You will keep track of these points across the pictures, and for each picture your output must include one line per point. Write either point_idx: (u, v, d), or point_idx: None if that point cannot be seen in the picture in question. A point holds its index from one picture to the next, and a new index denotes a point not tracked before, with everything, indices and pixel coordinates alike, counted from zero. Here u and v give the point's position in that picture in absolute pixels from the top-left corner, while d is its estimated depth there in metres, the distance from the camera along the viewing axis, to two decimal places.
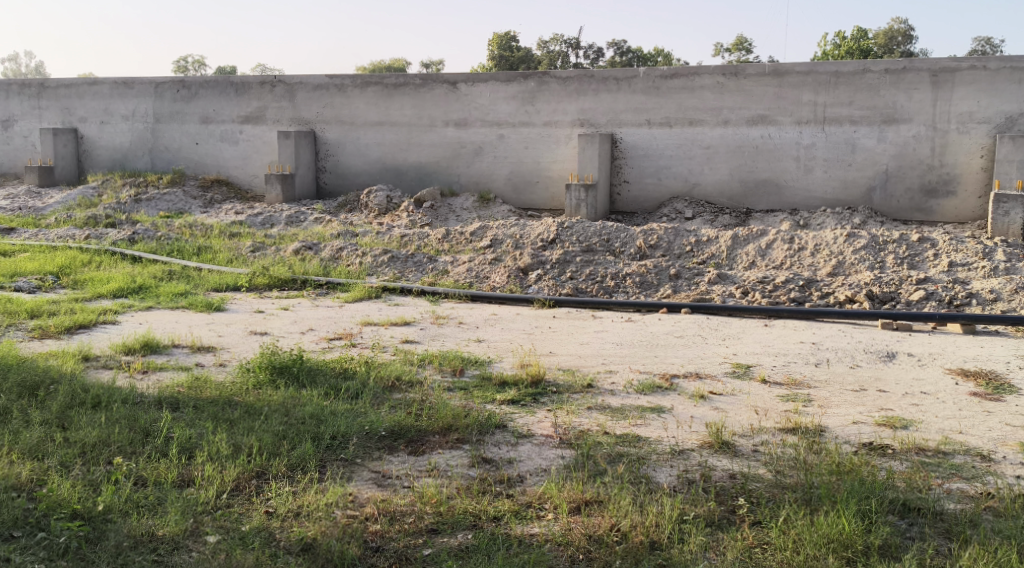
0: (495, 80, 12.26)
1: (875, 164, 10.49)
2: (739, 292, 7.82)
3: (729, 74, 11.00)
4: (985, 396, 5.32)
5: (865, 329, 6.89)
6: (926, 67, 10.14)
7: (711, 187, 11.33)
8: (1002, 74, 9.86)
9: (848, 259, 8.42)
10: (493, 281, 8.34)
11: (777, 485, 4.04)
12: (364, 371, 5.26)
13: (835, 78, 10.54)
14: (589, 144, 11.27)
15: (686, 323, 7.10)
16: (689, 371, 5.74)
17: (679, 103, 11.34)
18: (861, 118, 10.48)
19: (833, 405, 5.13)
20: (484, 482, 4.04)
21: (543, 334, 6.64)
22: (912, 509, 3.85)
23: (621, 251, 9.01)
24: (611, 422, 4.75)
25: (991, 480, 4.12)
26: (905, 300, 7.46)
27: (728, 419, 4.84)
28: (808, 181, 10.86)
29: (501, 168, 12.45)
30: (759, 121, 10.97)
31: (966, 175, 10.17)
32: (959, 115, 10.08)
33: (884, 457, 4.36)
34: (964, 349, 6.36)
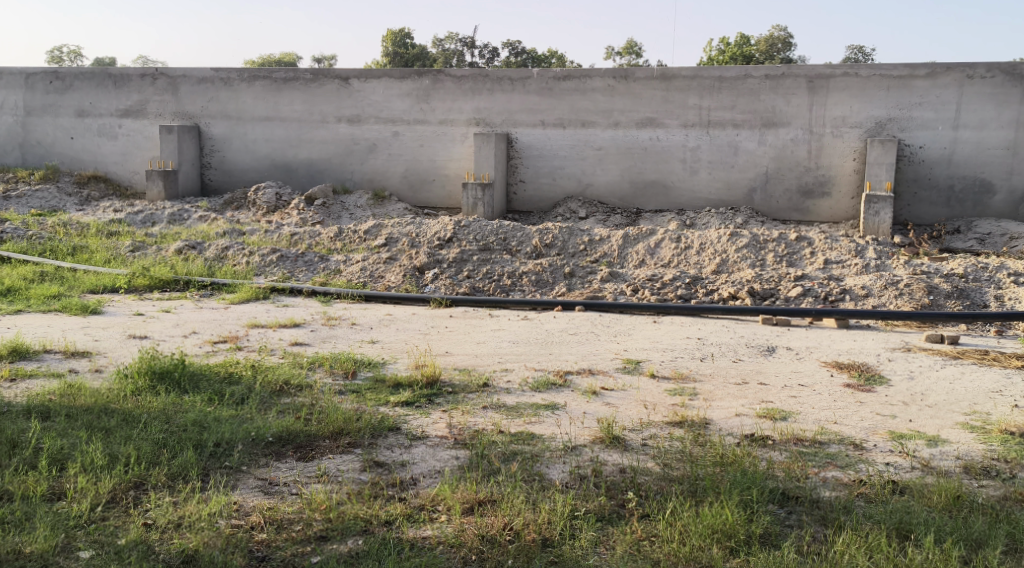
0: (389, 76, 12.14)
1: (757, 166, 10.89)
2: (630, 290, 7.99)
3: (619, 76, 11.21)
4: (857, 388, 5.59)
5: (747, 325, 7.15)
6: (802, 74, 10.58)
7: (603, 187, 11.54)
8: (872, 81, 10.36)
9: (732, 257, 8.71)
10: (387, 281, 8.25)
11: (664, 478, 4.13)
12: (251, 376, 5.12)
13: (719, 82, 10.87)
14: (484, 143, 11.28)
15: (579, 320, 7.20)
16: (582, 367, 5.83)
17: (572, 104, 11.48)
18: (743, 122, 10.86)
19: (718, 398, 5.29)
20: (375, 486, 3.99)
21: (438, 334, 6.60)
22: (790, 497, 4.02)
23: (517, 250, 9.06)
24: (505, 421, 4.76)
25: (863, 467, 4.33)
26: (784, 296, 7.76)
27: (619, 414, 4.94)
28: (694, 182, 11.17)
29: (395, 167, 12.35)
30: (648, 124, 11.23)
31: (840, 177, 10.65)
32: (834, 120, 10.55)
33: (765, 448, 4.52)
34: (839, 343, 6.66)
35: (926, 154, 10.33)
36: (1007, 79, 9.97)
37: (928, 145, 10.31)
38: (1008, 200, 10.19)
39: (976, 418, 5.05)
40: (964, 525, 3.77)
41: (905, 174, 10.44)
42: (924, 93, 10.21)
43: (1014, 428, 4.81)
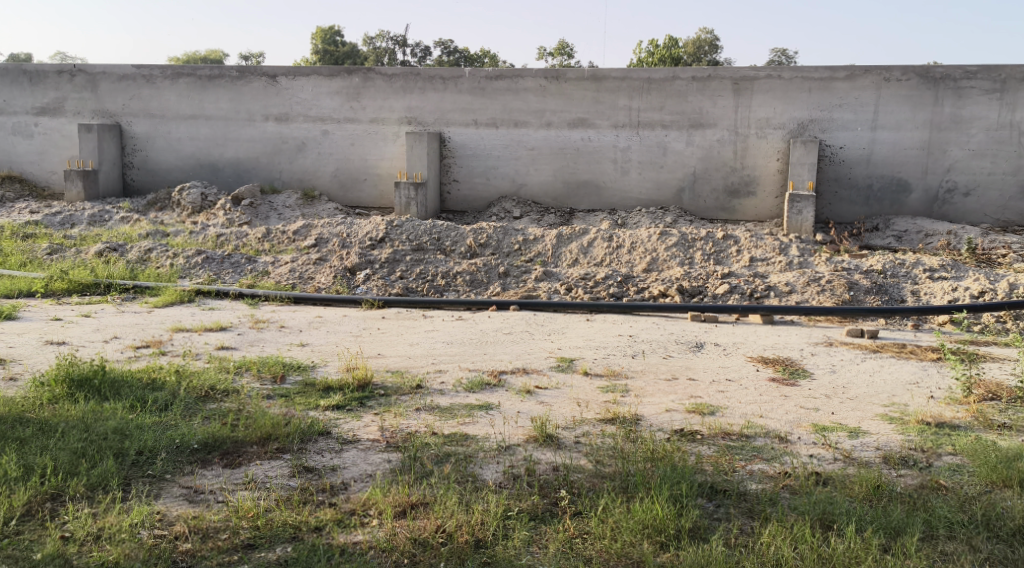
0: (317, 75, 11.99)
1: (685, 166, 11.07)
2: (564, 289, 8.03)
3: (550, 77, 11.27)
4: (782, 382, 5.73)
5: (677, 322, 7.27)
6: (728, 76, 10.78)
7: (536, 187, 11.59)
8: (794, 83, 10.61)
9: (662, 256, 8.83)
10: (317, 282, 8.15)
11: (596, 475, 4.17)
12: (175, 381, 4.99)
13: (648, 84, 11.01)
14: (416, 142, 11.22)
15: (513, 320, 7.21)
16: (516, 366, 5.84)
17: (504, 104, 11.50)
18: (672, 123, 11.02)
19: (648, 395, 5.36)
20: (305, 492, 3.94)
21: (370, 336, 6.54)
22: (719, 491, 4.10)
23: (451, 250, 9.04)
24: (438, 422, 4.74)
25: (788, 459, 4.44)
26: (711, 293, 7.91)
27: (553, 412, 4.96)
28: (625, 182, 11.29)
29: (325, 167, 12.19)
30: (579, 124, 11.32)
31: (765, 177, 10.88)
32: (759, 121, 10.77)
33: (694, 443, 4.60)
34: (765, 339, 6.81)
35: (846, 154, 10.62)
36: (922, 81, 10.29)
37: (848, 145, 10.60)
38: (923, 198, 10.52)
39: (895, 409, 5.22)
40: (884, 514, 3.89)
41: (827, 173, 10.71)
42: (844, 95, 10.50)
43: (930, 419, 4.98)
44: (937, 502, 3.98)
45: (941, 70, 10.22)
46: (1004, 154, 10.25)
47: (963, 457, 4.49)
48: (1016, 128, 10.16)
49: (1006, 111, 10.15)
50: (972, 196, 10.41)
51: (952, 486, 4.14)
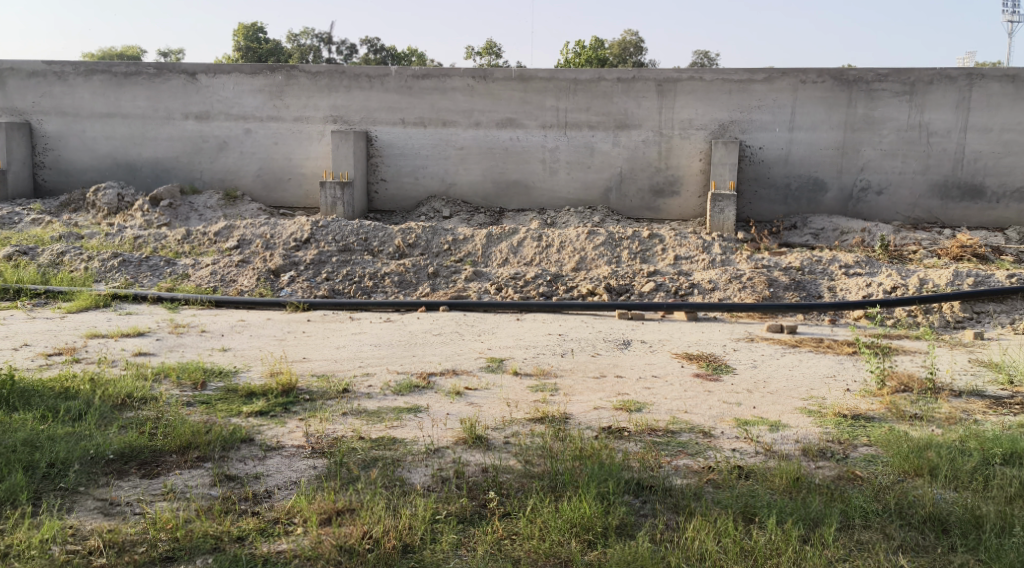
0: (239, 72, 11.74)
1: (612, 166, 11.18)
2: (494, 289, 8.03)
3: (478, 77, 11.27)
4: (706, 377, 5.84)
5: (605, 320, 7.35)
6: (652, 77, 10.92)
7: (465, 187, 11.57)
8: (716, 85, 10.81)
9: (590, 255, 8.90)
10: (240, 285, 7.99)
11: (525, 475, 4.17)
12: (89, 390, 4.83)
13: (574, 84, 11.10)
14: (342, 141, 11.09)
15: (443, 321, 7.18)
16: (445, 368, 5.81)
17: (431, 103, 11.45)
18: (598, 123, 11.12)
19: (577, 393, 5.40)
20: (227, 501, 3.85)
21: (295, 340, 6.44)
22: (645, 487, 4.15)
23: (378, 250, 8.96)
24: (366, 426, 4.69)
25: (712, 454, 4.53)
26: (638, 292, 8.02)
27: (482, 413, 4.95)
28: (553, 182, 11.36)
29: (247, 167, 11.95)
30: (507, 124, 11.34)
31: (689, 177, 11.07)
32: (683, 122, 10.95)
33: (621, 439, 4.65)
34: (689, 335, 6.93)
35: (765, 155, 10.89)
36: (836, 84, 10.59)
37: (767, 146, 10.86)
38: (839, 197, 10.83)
39: (813, 402, 5.37)
40: (803, 505, 3.99)
41: (747, 173, 10.96)
42: (763, 97, 10.75)
43: (846, 411, 5.14)
44: (853, 493, 4.10)
45: (854, 73, 10.54)
46: (914, 155, 10.58)
47: (877, 447, 4.64)
48: (924, 129, 10.49)
49: (915, 113, 10.47)
50: (884, 194, 10.74)
51: (867, 476, 4.27)
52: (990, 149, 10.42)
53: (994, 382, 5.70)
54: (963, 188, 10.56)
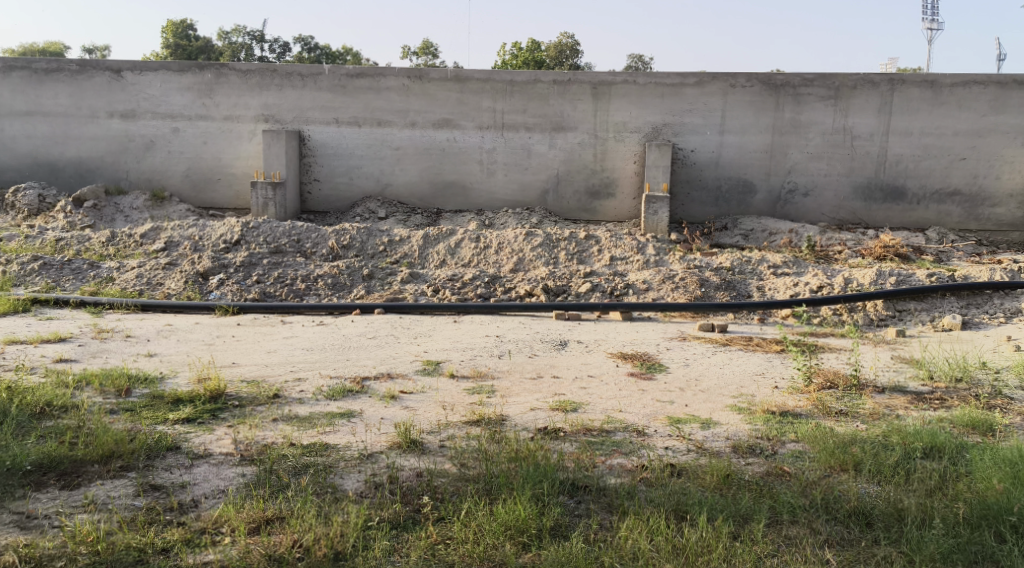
0: (166, 70, 11.46)
1: (548, 168, 11.23)
2: (430, 290, 7.99)
3: (413, 77, 11.20)
4: (640, 376, 5.90)
5: (542, 321, 7.38)
6: (587, 80, 10.99)
7: (401, 188, 11.49)
8: (649, 88, 10.94)
9: (527, 256, 8.91)
10: (167, 288, 7.80)
11: (460, 478, 4.16)
12: (6, 399, 4.65)
13: (510, 86, 11.11)
14: (274, 141, 10.92)
15: (378, 323, 7.12)
16: (380, 372, 5.75)
17: (365, 103, 11.34)
18: (534, 125, 11.16)
19: (514, 394, 5.40)
20: (151, 512, 3.76)
21: (225, 344, 6.31)
22: (580, 487, 4.17)
23: (312, 252, 8.85)
24: (297, 432, 4.62)
25: (645, 452, 4.57)
26: (575, 292, 8.06)
27: (417, 417, 4.92)
28: (490, 183, 11.36)
29: (176, 167, 11.68)
30: (443, 125, 11.29)
31: (623, 179, 11.17)
32: (617, 125, 11.06)
33: (557, 440, 4.66)
34: (624, 335, 7.00)
35: (697, 157, 11.07)
36: (765, 88, 10.81)
37: (699, 149, 11.05)
38: (768, 199, 11.06)
39: (743, 400, 5.46)
40: (733, 502, 4.06)
41: (679, 176, 11.13)
42: (694, 101, 10.92)
43: (775, 408, 5.25)
44: (781, 489, 4.18)
45: (782, 78, 10.77)
46: (839, 157, 10.86)
47: (805, 443, 4.74)
48: (848, 133, 10.77)
49: (840, 117, 10.74)
50: (811, 196, 11.00)
51: (795, 472, 4.36)
52: (911, 152, 10.74)
53: (915, 378, 5.88)
54: (885, 190, 10.87)
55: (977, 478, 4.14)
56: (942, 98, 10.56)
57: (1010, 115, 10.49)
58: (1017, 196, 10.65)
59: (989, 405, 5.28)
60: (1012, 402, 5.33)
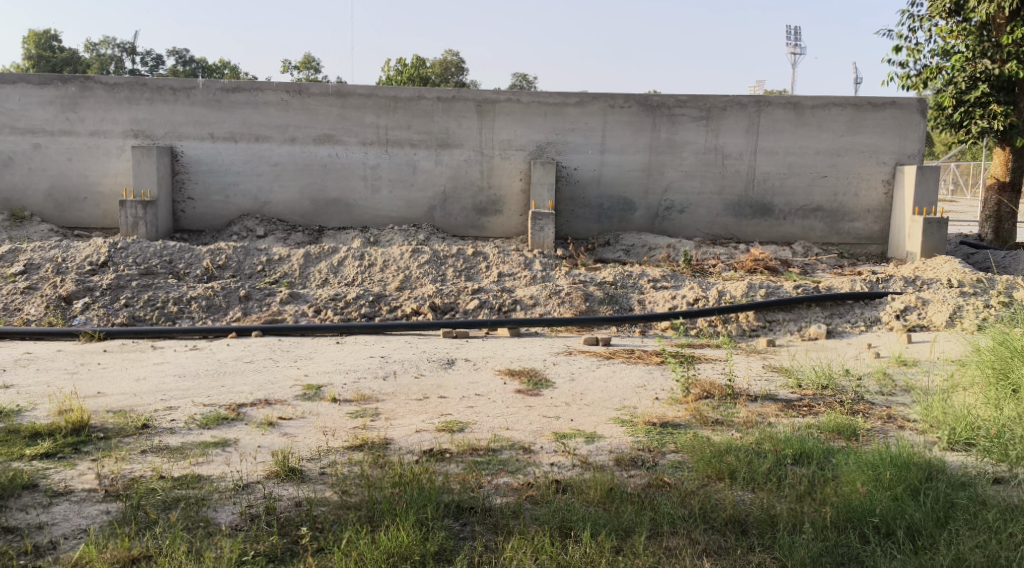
0: (26, 82, 10.88)
1: (434, 185, 11.19)
2: (311, 311, 7.82)
3: (293, 92, 11.00)
4: (527, 393, 5.91)
5: (428, 340, 7.33)
6: (471, 97, 11.03)
7: (281, 205, 11.23)
8: (532, 107, 11.06)
9: (413, 273, 8.78)
10: (26, 314, 7.53)
11: (341, 506, 4.06)
12: None
13: (393, 102, 11.04)
14: (145, 158, 10.48)
15: (256, 347, 6.91)
16: (258, 398, 5.56)
17: (243, 118, 11.05)
18: (419, 141, 11.12)
19: (399, 416, 5.33)
20: (4, 557, 3.56)
21: (89, 373, 5.99)
22: (465, 509, 4.14)
23: (185, 273, 8.53)
24: (167, 464, 4.41)
25: (531, 470, 4.58)
26: (462, 310, 8.04)
27: (296, 444, 4.78)
28: (375, 200, 11.23)
29: (37, 184, 11.07)
30: (324, 141, 11.11)
31: (509, 196, 11.23)
32: (502, 142, 11.12)
33: (443, 461, 4.62)
34: (511, 351, 7.02)
35: (580, 175, 11.26)
36: (642, 108, 11.12)
37: (581, 167, 11.25)
38: (647, 215, 11.35)
39: (625, 412, 5.56)
40: (616, 515, 4.11)
41: (563, 193, 11.30)
42: (576, 120, 11.12)
43: (655, 419, 5.36)
44: (662, 500, 4.26)
45: (658, 99, 11.10)
46: (712, 175, 11.25)
47: (684, 453, 4.85)
48: (720, 152, 11.18)
49: (712, 137, 11.15)
50: (686, 213, 11.36)
51: (674, 483, 4.46)
52: (778, 170, 11.22)
53: (784, 387, 6.12)
54: (755, 206, 11.32)
55: (842, 481, 4.33)
56: (806, 119, 11.09)
57: (865, 135, 11.10)
58: (874, 211, 11.28)
59: (852, 410, 5.55)
60: (873, 407, 5.62)
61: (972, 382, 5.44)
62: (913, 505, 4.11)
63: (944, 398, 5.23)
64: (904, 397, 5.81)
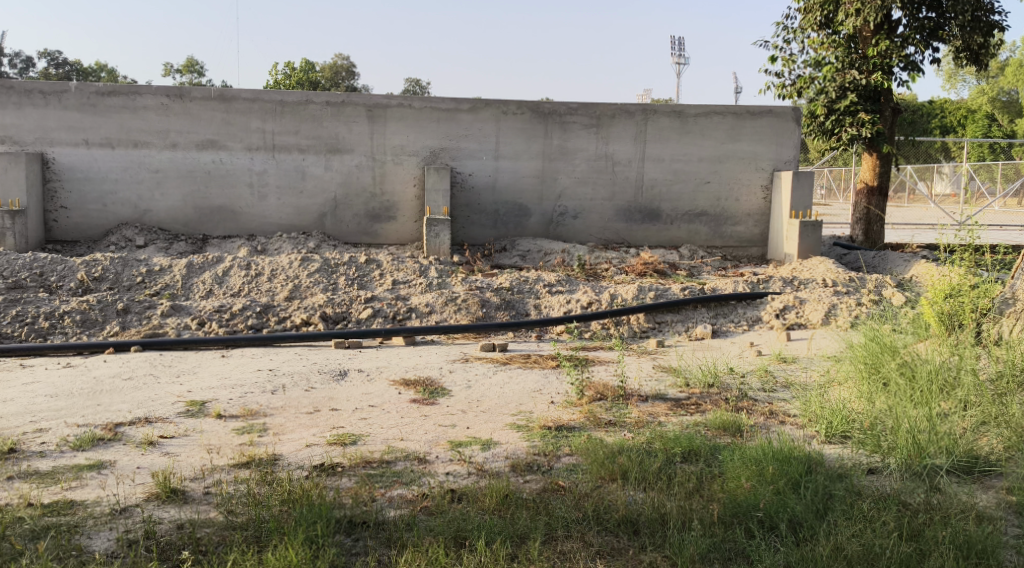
0: None
1: (324, 191, 11.00)
2: (195, 324, 7.55)
3: (173, 96, 10.61)
4: (422, 402, 5.86)
5: (319, 351, 7.19)
6: (361, 102, 10.88)
7: (163, 213, 10.81)
8: (423, 113, 10.99)
9: (304, 282, 8.55)
10: None
11: (227, 527, 3.92)
12: None
13: (279, 107, 10.78)
14: (12, 165, 9.93)
15: (136, 362, 6.63)
16: (137, 417, 5.32)
17: (120, 123, 10.59)
18: (307, 147, 10.90)
19: (288, 431, 5.19)
20: None
21: None
22: (357, 524, 4.06)
23: (58, 286, 8.12)
24: (37, 491, 4.18)
25: (426, 480, 4.54)
26: (355, 319, 7.92)
27: (179, 463, 4.60)
28: (262, 207, 10.96)
29: None
30: (208, 146, 10.76)
31: (402, 202, 11.13)
32: (393, 148, 11.02)
33: (334, 476, 4.53)
34: (406, 360, 6.95)
35: (474, 181, 11.27)
36: (534, 115, 11.22)
37: (475, 173, 11.25)
38: (539, 221, 11.45)
39: (521, 417, 5.58)
40: (510, 522, 4.11)
41: (458, 200, 11.28)
42: (469, 126, 11.11)
43: (551, 423, 5.40)
44: (556, 504, 4.28)
45: (549, 106, 11.21)
46: (603, 182, 11.45)
47: (578, 456, 4.90)
48: (610, 158, 11.39)
49: (602, 144, 11.34)
50: (579, 218, 11.51)
51: (569, 486, 4.50)
52: (664, 176, 11.51)
53: (673, 386, 6.26)
54: (644, 211, 11.57)
55: (728, 478, 4.46)
56: (690, 127, 11.41)
57: (746, 142, 11.50)
58: (755, 215, 11.70)
59: (736, 407, 5.72)
60: (756, 403, 5.82)
61: (846, 376, 5.70)
62: (794, 498, 4.26)
63: (820, 394, 5.46)
64: (784, 394, 6.03)
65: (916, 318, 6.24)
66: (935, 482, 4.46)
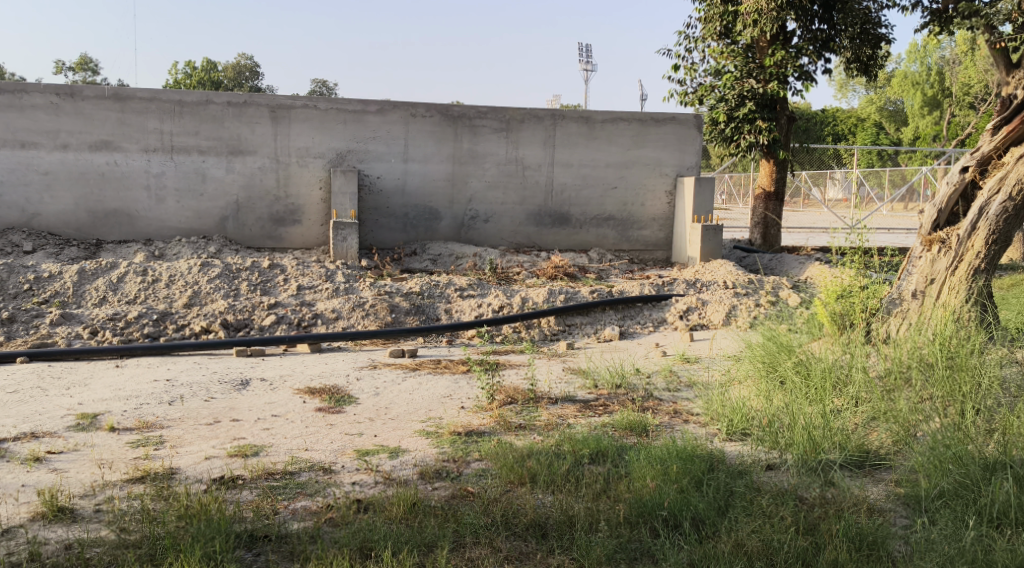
0: None
1: (226, 194, 10.71)
2: (87, 332, 7.25)
3: (64, 94, 10.17)
4: (328, 410, 5.76)
5: (220, 359, 6.99)
6: (264, 103, 10.64)
7: (53, 217, 10.35)
8: (329, 114, 10.82)
9: (204, 288, 8.27)
10: None
11: (119, 545, 3.76)
12: None
13: (178, 106, 10.45)
14: None
15: (22, 374, 6.32)
16: (22, 432, 5.07)
17: (5, 122, 10.08)
18: (208, 148, 10.59)
19: (186, 443, 5.03)
20: None
21: None
22: (258, 538, 3.96)
23: None
24: None
25: (330, 491, 4.45)
26: (257, 326, 7.75)
27: (68, 480, 4.40)
28: (160, 210, 10.59)
29: None
30: (102, 147, 10.35)
31: (307, 205, 10.93)
32: (298, 150, 10.81)
33: (234, 489, 4.40)
34: (311, 368, 6.82)
35: (382, 184, 11.15)
36: (443, 118, 11.17)
37: (383, 176, 11.14)
38: (447, 225, 11.42)
39: (430, 423, 5.54)
40: (418, 531, 4.07)
41: (366, 203, 11.14)
42: (376, 128, 10.99)
43: (461, 428, 5.39)
44: (464, 511, 4.27)
45: (458, 110, 11.18)
46: (511, 186, 11.49)
47: (487, 461, 4.89)
48: (519, 163, 11.44)
49: (510, 148, 11.39)
50: (489, 222, 11.53)
51: (478, 492, 4.48)
52: (572, 181, 11.63)
53: (582, 387, 6.33)
54: (552, 215, 11.66)
55: (634, 478, 4.52)
56: (597, 132, 11.55)
57: (650, 148, 11.72)
58: (659, 219, 11.93)
59: (642, 407, 5.81)
60: (661, 403, 5.93)
61: (745, 375, 5.88)
62: (697, 496, 4.35)
63: (722, 392, 5.59)
64: (687, 393, 6.17)
65: (811, 318, 6.47)
66: (829, 477, 4.62)
